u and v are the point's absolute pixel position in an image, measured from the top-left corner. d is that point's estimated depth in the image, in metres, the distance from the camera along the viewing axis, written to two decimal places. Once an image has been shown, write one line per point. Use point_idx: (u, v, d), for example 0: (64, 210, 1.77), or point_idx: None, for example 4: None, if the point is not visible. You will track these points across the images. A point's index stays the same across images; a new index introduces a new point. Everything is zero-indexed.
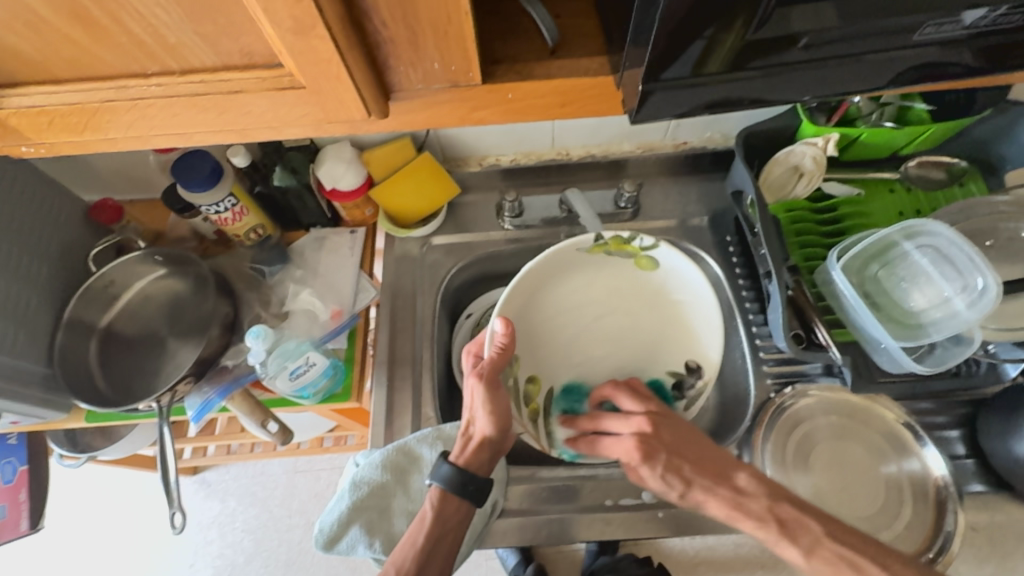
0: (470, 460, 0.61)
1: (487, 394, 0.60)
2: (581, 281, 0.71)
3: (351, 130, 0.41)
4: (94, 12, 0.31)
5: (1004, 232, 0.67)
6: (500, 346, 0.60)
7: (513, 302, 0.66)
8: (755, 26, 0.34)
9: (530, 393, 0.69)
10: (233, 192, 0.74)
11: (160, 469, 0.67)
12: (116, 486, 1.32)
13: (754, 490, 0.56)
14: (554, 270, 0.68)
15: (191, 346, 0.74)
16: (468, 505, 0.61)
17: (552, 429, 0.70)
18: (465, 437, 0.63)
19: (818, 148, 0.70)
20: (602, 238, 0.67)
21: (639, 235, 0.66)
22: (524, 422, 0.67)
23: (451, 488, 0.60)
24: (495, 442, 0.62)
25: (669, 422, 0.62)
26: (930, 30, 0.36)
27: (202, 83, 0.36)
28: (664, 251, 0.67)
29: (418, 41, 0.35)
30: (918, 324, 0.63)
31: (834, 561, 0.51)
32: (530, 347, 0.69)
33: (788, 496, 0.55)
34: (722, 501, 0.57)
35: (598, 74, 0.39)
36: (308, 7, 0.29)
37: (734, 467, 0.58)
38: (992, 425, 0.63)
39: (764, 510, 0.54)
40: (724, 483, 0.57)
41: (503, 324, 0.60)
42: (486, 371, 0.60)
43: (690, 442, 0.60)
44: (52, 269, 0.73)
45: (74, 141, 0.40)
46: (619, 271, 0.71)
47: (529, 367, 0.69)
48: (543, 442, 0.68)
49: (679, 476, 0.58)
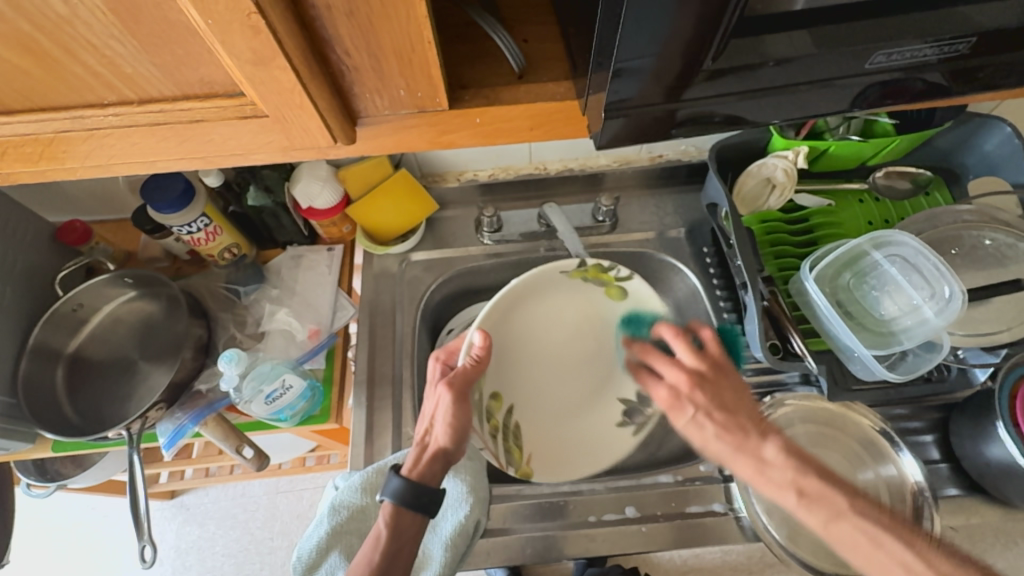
0: (424, 472, 0.60)
1: (452, 405, 0.60)
2: (556, 306, 0.72)
3: (319, 155, 0.41)
4: (45, 44, 0.30)
5: (968, 240, 0.69)
6: (476, 358, 0.62)
7: (492, 315, 0.67)
8: (713, 56, 0.35)
9: (491, 408, 0.67)
10: (207, 211, 0.72)
11: (128, 498, 0.65)
12: (89, 514, 1.27)
13: (780, 461, 0.51)
14: (534, 290, 0.70)
15: (163, 370, 0.72)
16: (423, 516, 0.60)
17: (511, 446, 0.69)
18: (420, 446, 0.62)
19: (788, 161, 0.71)
20: (584, 264, 0.71)
21: (619, 264, 0.70)
22: (484, 437, 0.66)
23: (404, 503, 0.58)
24: (448, 454, 0.61)
25: (713, 383, 0.56)
26: (882, 59, 0.38)
27: (162, 112, 0.35)
28: (636, 283, 0.72)
29: (382, 69, 0.35)
30: (889, 332, 0.64)
31: (855, 536, 0.46)
32: (498, 364, 0.69)
33: (818, 469, 0.50)
34: (745, 464, 0.52)
35: (564, 98, 0.40)
36: (267, 39, 0.29)
37: (763, 435, 0.53)
38: (964, 430, 0.64)
39: (786, 479, 0.50)
40: (749, 451, 0.52)
41: (482, 338, 0.62)
42: (454, 381, 0.60)
43: (730, 407, 0.55)
44: (16, 295, 0.71)
45: (28, 171, 0.38)
46: (591, 300, 0.73)
47: (494, 383, 0.68)
48: (501, 458, 0.67)
49: (700, 434, 0.54)
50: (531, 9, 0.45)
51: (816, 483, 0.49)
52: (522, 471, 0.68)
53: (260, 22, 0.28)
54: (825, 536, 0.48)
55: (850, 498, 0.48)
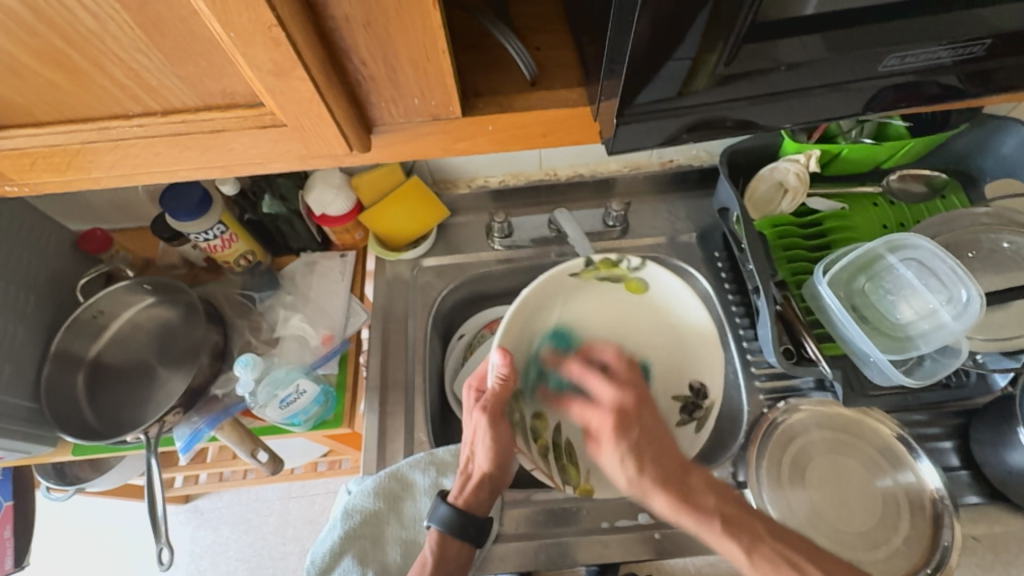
0: (470, 501, 0.62)
1: (490, 428, 0.61)
2: (582, 308, 0.70)
3: (335, 163, 0.42)
4: (74, 58, 0.32)
5: (986, 243, 0.68)
6: (503, 377, 0.62)
7: (511, 333, 0.65)
8: (725, 61, 0.35)
9: (537, 427, 0.65)
10: (223, 219, 0.74)
11: (146, 501, 0.66)
12: (106, 518, 1.29)
13: (699, 490, 0.54)
14: (553, 296, 0.69)
15: (181, 375, 0.74)
16: (468, 546, 0.61)
17: (565, 464, 0.66)
18: (465, 475, 0.64)
19: (801, 164, 0.71)
20: (591, 261, 0.69)
21: (626, 255, 0.68)
22: (534, 458, 0.64)
23: (450, 531, 0.60)
24: (492, 479, 0.63)
25: (651, 407, 0.61)
26: (894, 62, 0.38)
27: (184, 122, 0.36)
28: (652, 270, 0.69)
29: (398, 79, 0.35)
30: (905, 337, 0.63)
31: (775, 559, 0.49)
32: (535, 379, 0.66)
33: (733, 495, 0.54)
34: (668, 496, 0.54)
35: (577, 105, 0.40)
36: (287, 51, 0.30)
37: (687, 470, 0.56)
38: (985, 436, 0.63)
39: (712, 508, 0.53)
40: (674, 481, 0.55)
41: (502, 356, 0.62)
42: (489, 404, 0.61)
43: (660, 440, 0.58)
44: (39, 301, 0.73)
45: (57, 180, 0.40)
46: (614, 298, 0.71)
47: (534, 403, 0.66)
48: (556, 478, 0.64)
49: (633, 461, 0.56)
50: (544, 17, 0.46)
51: (733, 505, 0.53)
52: (581, 488, 0.65)
53: (280, 34, 0.29)
54: (747, 565, 0.50)
55: (767, 522, 0.52)
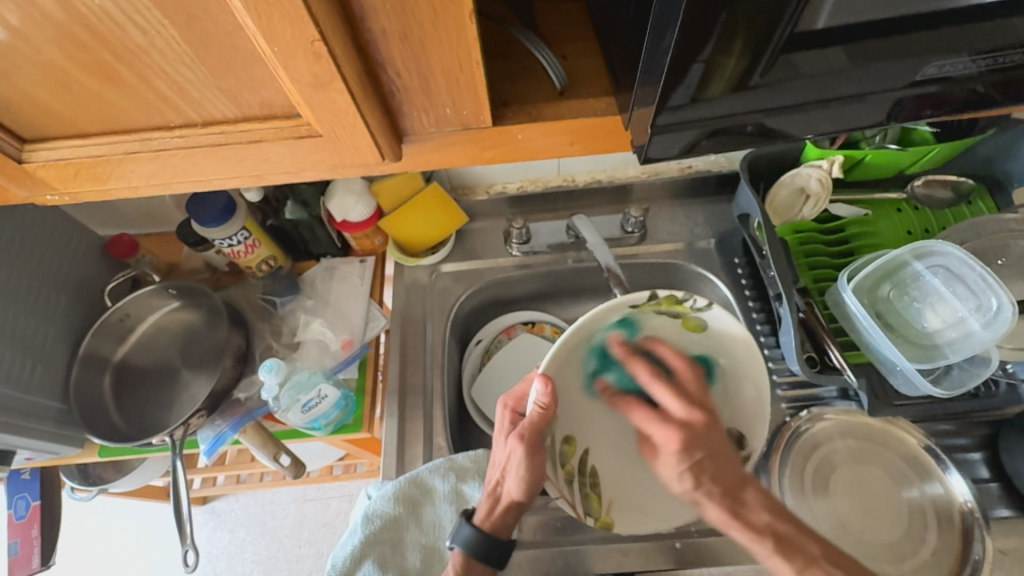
0: (495, 524, 0.60)
1: (526, 458, 0.55)
2: (635, 340, 0.60)
3: (364, 172, 0.42)
4: (120, 71, 0.33)
5: (1014, 250, 0.67)
6: (543, 408, 0.54)
7: (556, 361, 0.56)
8: (761, 71, 0.35)
9: (565, 454, 0.59)
10: (246, 225, 0.75)
11: (172, 502, 0.67)
12: (126, 518, 1.31)
13: (756, 504, 0.51)
14: (608, 325, 0.58)
15: (203, 379, 0.75)
16: (491, 565, 0.60)
17: (589, 493, 0.60)
18: (492, 497, 0.60)
19: (823, 170, 0.71)
20: (656, 297, 0.57)
21: (694, 296, 0.57)
22: (559, 485, 0.58)
23: (473, 554, 0.59)
24: (521, 505, 0.59)
25: (718, 426, 0.56)
26: (931, 71, 0.38)
27: (222, 133, 0.37)
28: (717, 314, 0.59)
29: (431, 90, 0.36)
30: (933, 345, 0.62)
31: None
32: (568, 404, 0.59)
33: (793, 517, 0.50)
34: (720, 508, 0.52)
35: (606, 114, 0.40)
36: (328, 65, 0.31)
37: (741, 485, 0.53)
38: (1015, 447, 0.61)
39: (762, 524, 0.50)
40: (730, 495, 0.52)
41: (542, 385, 0.53)
42: (527, 433, 0.55)
43: (723, 460, 0.53)
44: (69, 304, 0.74)
45: (97, 189, 0.41)
46: (668, 332, 0.60)
47: (566, 425, 0.59)
48: (578, 507, 0.59)
49: (692, 476, 0.53)
50: (570, 26, 0.46)
51: (790, 526, 0.50)
52: (602, 521, 0.59)
53: (322, 49, 0.30)
54: None
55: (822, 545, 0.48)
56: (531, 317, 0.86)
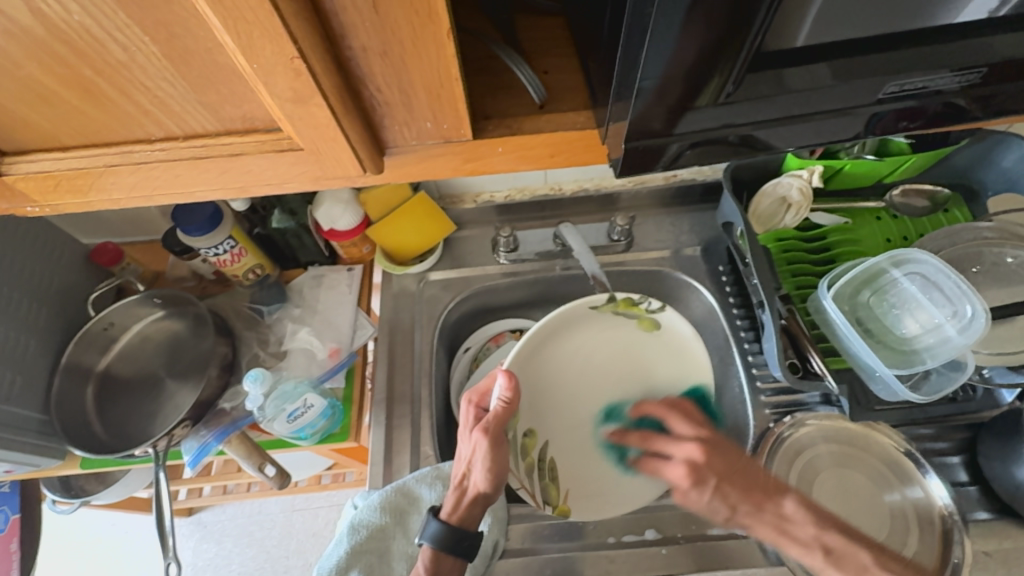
0: (463, 516, 0.59)
1: (490, 450, 0.58)
2: (590, 340, 0.72)
3: (347, 183, 0.43)
4: (101, 87, 0.33)
5: (989, 258, 0.68)
6: (506, 400, 0.60)
7: (519, 357, 0.67)
8: (733, 84, 0.36)
9: (526, 446, 0.67)
10: (233, 234, 0.75)
11: (154, 514, 0.66)
12: (110, 531, 1.29)
13: (799, 516, 0.56)
14: (563, 326, 0.70)
15: (188, 389, 0.74)
16: (462, 561, 0.59)
17: (547, 483, 0.68)
18: (458, 490, 0.61)
19: (804, 179, 0.72)
20: (614, 298, 0.70)
21: (649, 297, 0.70)
22: (521, 476, 0.65)
23: (443, 548, 0.58)
24: (487, 497, 0.60)
25: (723, 449, 0.61)
26: (893, 89, 0.39)
27: (204, 146, 0.37)
28: (668, 314, 0.71)
29: (412, 104, 0.37)
30: (911, 351, 0.63)
31: None
32: (531, 400, 0.69)
33: (834, 522, 0.55)
34: (765, 526, 0.56)
35: (585, 127, 0.41)
36: (307, 80, 0.31)
37: (779, 494, 0.57)
38: (993, 451, 0.62)
39: (809, 537, 0.54)
40: (768, 508, 0.57)
41: (507, 378, 0.59)
42: (490, 426, 0.59)
43: (743, 474, 0.58)
44: (51, 314, 0.74)
45: (78, 202, 0.41)
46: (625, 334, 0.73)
47: (528, 420, 0.68)
48: (538, 497, 0.66)
49: (725, 504, 0.57)
50: (551, 42, 0.47)
51: (835, 535, 0.54)
52: (560, 509, 0.67)
53: (301, 65, 0.30)
54: None
55: (870, 550, 0.53)
56: (519, 324, 0.87)
